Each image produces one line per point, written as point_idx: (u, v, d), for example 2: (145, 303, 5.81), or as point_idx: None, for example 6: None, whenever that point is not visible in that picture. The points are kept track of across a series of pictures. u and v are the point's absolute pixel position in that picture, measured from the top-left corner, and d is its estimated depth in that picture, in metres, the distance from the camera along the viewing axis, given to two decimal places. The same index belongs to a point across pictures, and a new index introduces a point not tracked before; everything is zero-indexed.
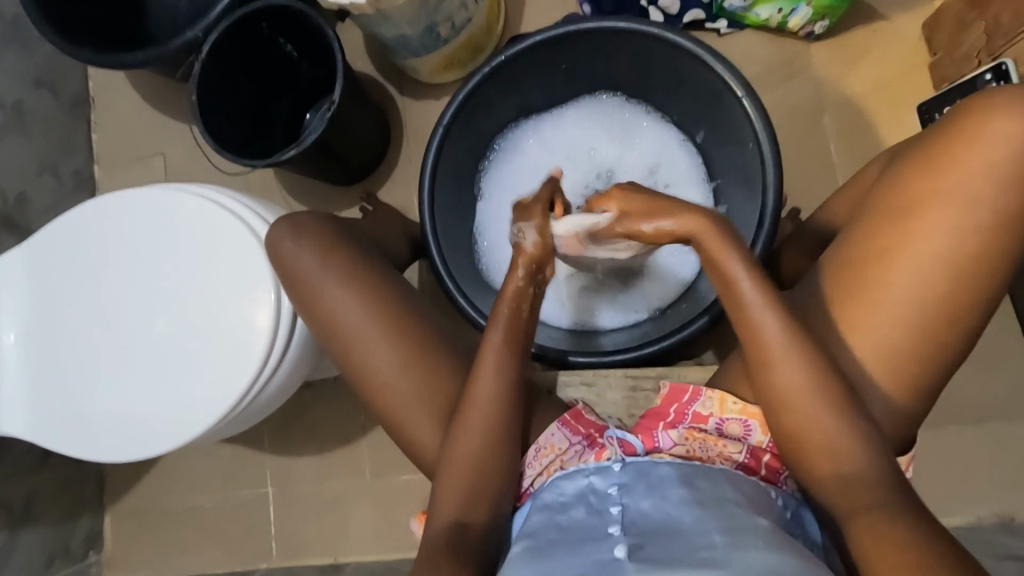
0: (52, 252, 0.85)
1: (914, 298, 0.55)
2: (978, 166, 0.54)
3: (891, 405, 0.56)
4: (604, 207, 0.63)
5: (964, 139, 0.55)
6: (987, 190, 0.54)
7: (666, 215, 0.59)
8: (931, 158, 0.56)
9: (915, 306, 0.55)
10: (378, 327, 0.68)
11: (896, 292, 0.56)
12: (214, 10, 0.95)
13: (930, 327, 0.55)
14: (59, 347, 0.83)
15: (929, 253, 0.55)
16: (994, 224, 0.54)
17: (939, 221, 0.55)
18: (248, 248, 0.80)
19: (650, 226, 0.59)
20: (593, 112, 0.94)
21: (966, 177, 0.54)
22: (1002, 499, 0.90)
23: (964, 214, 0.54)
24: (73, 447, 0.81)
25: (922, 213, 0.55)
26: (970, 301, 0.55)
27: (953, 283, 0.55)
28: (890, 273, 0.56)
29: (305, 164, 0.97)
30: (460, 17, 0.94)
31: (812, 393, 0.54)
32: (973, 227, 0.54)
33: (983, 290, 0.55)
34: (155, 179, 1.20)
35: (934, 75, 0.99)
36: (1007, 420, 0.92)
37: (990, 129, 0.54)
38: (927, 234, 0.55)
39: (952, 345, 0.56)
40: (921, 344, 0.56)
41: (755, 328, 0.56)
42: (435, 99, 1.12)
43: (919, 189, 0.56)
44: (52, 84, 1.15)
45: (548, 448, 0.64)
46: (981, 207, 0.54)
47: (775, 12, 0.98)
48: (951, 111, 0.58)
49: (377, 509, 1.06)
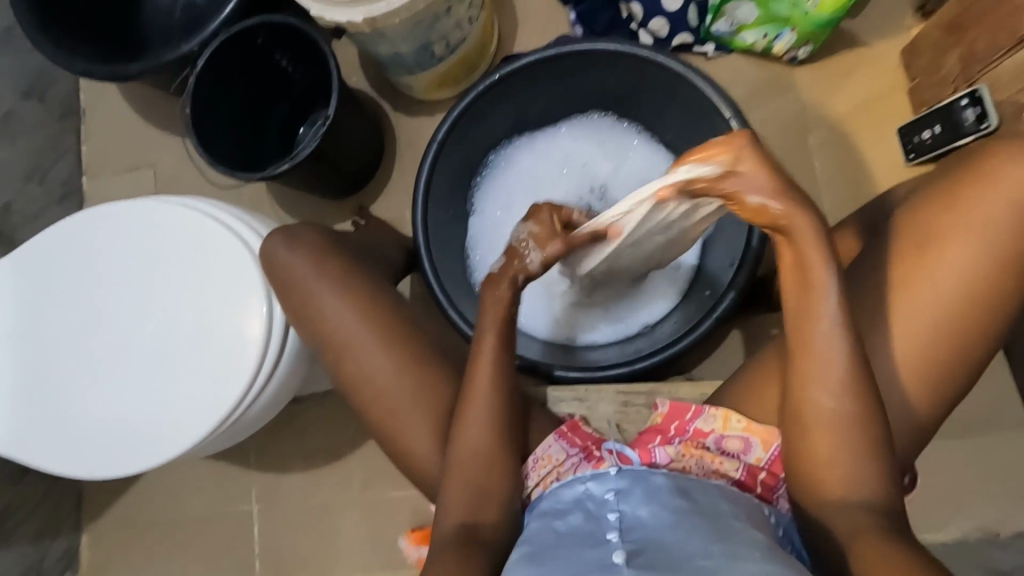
0: (39, 264, 0.84)
1: (926, 326, 0.56)
2: (999, 203, 0.55)
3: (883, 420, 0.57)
4: (714, 159, 0.54)
5: (987, 176, 0.56)
6: (1003, 225, 0.55)
7: (780, 197, 0.54)
8: (953, 194, 0.57)
9: (930, 337, 0.56)
10: (372, 340, 0.68)
11: (912, 323, 0.57)
12: (211, 25, 0.96)
13: (942, 356, 0.56)
14: (43, 360, 0.82)
15: (942, 284, 0.56)
16: (1008, 261, 0.55)
17: (959, 257, 0.56)
18: (240, 260, 0.79)
19: (757, 200, 0.54)
20: (585, 131, 0.97)
21: (986, 212, 0.55)
22: (986, 513, 0.92)
23: (981, 248, 0.55)
24: (54, 461, 0.79)
25: (943, 248, 0.56)
26: (976, 330, 0.56)
27: (964, 314, 0.56)
28: (908, 303, 0.57)
29: (299, 177, 0.97)
30: (454, 36, 0.96)
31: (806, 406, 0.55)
32: (987, 261, 0.55)
33: (992, 321, 0.56)
34: (145, 190, 1.20)
35: (914, 100, 1.03)
36: (990, 435, 0.94)
37: (1012, 170, 0.55)
38: (944, 265, 0.56)
39: (954, 370, 0.57)
40: (926, 368, 0.57)
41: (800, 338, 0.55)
42: (430, 115, 1.13)
43: (940, 224, 0.57)
44: (42, 94, 1.15)
45: (546, 459, 0.65)
46: (998, 245, 0.55)
47: (761, 37, 1.02)
48: (972, 150, 0.59)
49: (365, 526, 1.05)
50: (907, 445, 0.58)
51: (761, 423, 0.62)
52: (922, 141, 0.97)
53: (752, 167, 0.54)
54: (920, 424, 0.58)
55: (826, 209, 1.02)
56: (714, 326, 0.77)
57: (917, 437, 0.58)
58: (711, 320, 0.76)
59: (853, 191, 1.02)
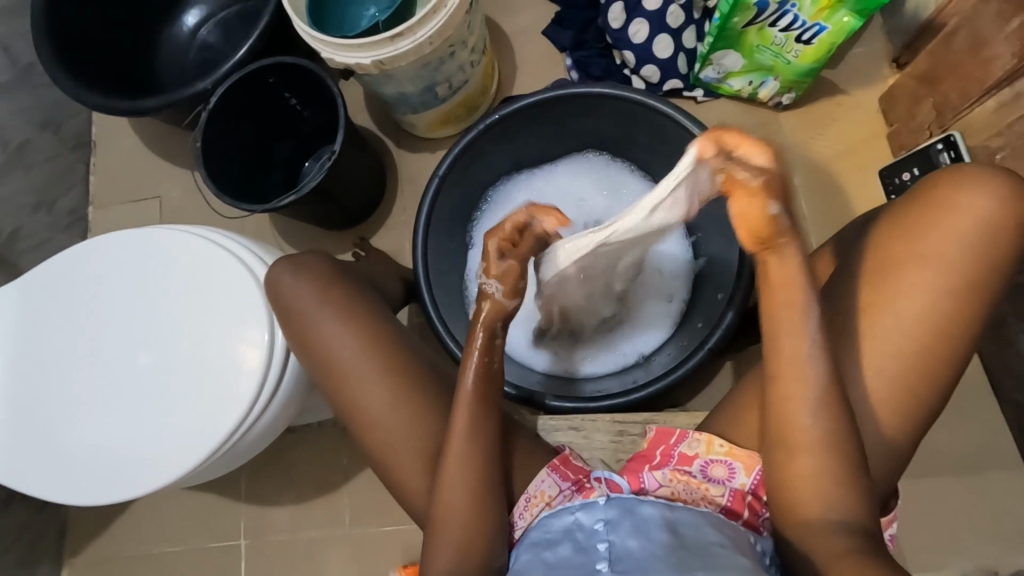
0: (45, 288, 0.85)
1: (893, 353, 0.58)
2: (954, 232, 0.57)
3: (873, 448, 0.58)
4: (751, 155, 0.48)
5: (937, 207, 0.58)
6: (958, 254, 0.57)
7: (790, 214, 0.51)
8: (910, 222, 0.60)
9: (898, 358, 0.58)
10: (370, 366, 0.69)
11: (880, 344, 0.58)
12: (223, 67, 0.99)
13: (914, 379, 0.58)
14: (43, 384, 0.82)
15: (905, 311, 0.58)
16: (965, 284, 0.57)
17: (919, 282, 0.58)
18: (244, 287, 0.81)
19: (777, 208, 0.49)
20: (581, 168, 1.01)
21: (938, 241, 0.58)
22: (980, 551, 0.91)
23: (939, 275, 0.57)
24: (46, 489, 0.78)
25: (902, 272, 0.58)
26: (945, 356, 0.57)
27: (930, 339, 0.57)
28: (874, 326, 0.58)
29: (303, 209, 1.00)
30: (457, 78, 1.01)
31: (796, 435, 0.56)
32: (946, 288, 0.57)
33: (956, 345, 0.58)
34: (149, 219, 1.22)
35: (893, 144, 1.08)
36: (980, 471, 0.94)
37: (961, 199, 0.58)
38: (905, 291, 0.58)
39: (930, 397, 0.58)
40: (900, 393, 0.58)
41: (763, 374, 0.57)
42: (431, 152, 1.18)
43: (897, 249, 0.59)
44: (56, 125, 1.19)
45: (538, 497, 0.65)
46: (955, 268, 0.57)
47: (747, 84, 1.08)
48: (923, 181, 0.62)
49: (354, 561, 1.03)
50: (895, 474, 0.59)
51: (743, 448, 0.62)
52: (902, 183, 1.01)
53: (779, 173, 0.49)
54: (906, 452, 0.59)
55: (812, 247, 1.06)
56: (707, 357, 0.78)
57: (904, 466, 0.59)
58: (704, 351, 0.78)
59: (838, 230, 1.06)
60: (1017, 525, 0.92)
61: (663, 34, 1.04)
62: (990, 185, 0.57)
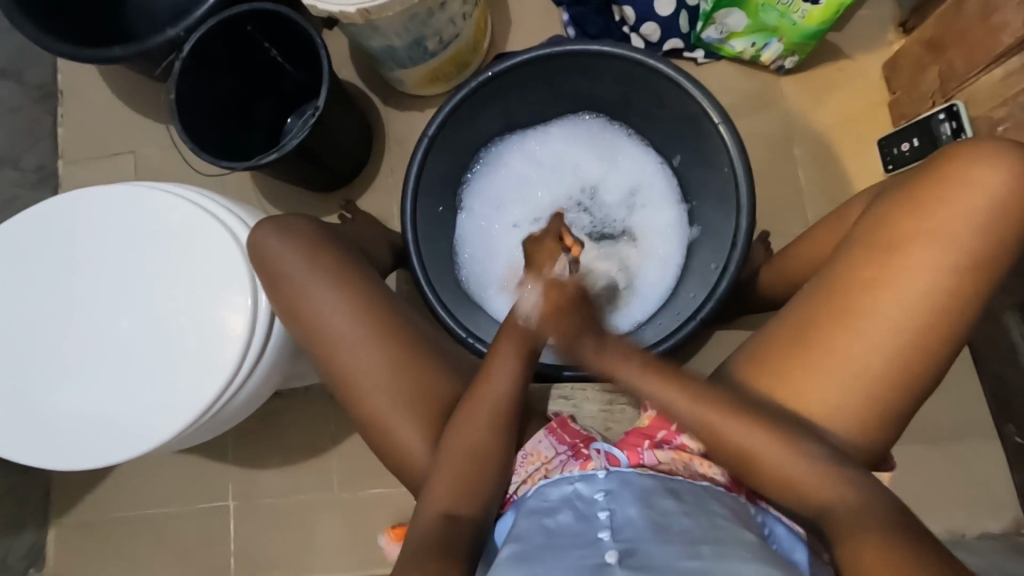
0: (13, 249, 0.81)
1: (895, 329, 0.57)
2: (963, 208, 0.57)
3: (865, 418, 0.58)
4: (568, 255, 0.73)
5: (949, 181, 0.58)
6: (970, 232, 0.57)
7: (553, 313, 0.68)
8: (920, 198, 0.59)
9: (899, 335, 0.57)
10: (358, 333, 0.67)
11: (880, 322, 0.58)
12: (198, 11, 0.94)
13: (913, 354, 0.57)
14: (13, 348, 0.79)
15: (909, 286, 0.57)
16: (972, 261, 0.57)
17: (925, 258, 0.57)
18: (224, 250, 0.78)
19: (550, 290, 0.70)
20: (576, 129, 0.97)
21: (949, 217, 0.57)
22: (952, 516, 0.95)
23: (949, 252, 0.57)
24: (21, 453, 0.76)
25: (911, 249, 0.58)
26: (945, 331, 0.57)
27: (932, 316, 0.57)
28: (877, 304, 0.58)
29: (285, 169, 0.96)
30: (448, 32, 0.95)
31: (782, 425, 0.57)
32: (952, 265, 0.57)
33: (960, 322, 0.57)
34: (124, 177, 1.17)
35: (894, 113, 1.06)
36: (959, 440, 0.97)
37: (973, 176, 0.57)
38: (911, 269, 0.57)
39: (927, 371, 0.58)
40: (899, 367, 0.57)
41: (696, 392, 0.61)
42: (420, 111, 1.13)
43: (907, 227, 0.59)
44: (18, 75, 1.12)
45: (535, 456, 0.65)
46: (964, 245, 0.57)
47: (749, 46, 1.04)
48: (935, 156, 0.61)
49: (343, 522, 1.04)
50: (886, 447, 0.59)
51: None
52: (900, 154, 1.00)
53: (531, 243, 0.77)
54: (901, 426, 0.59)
55: (807, 217, 1.05)
56: (698, 328, 0.78)
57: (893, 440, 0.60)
58: (696, 322, 0.77)
59: (833, 201, 1.05)
60: (988, 491, 0.95)
61: None
62: (1003, 164, 0.57)
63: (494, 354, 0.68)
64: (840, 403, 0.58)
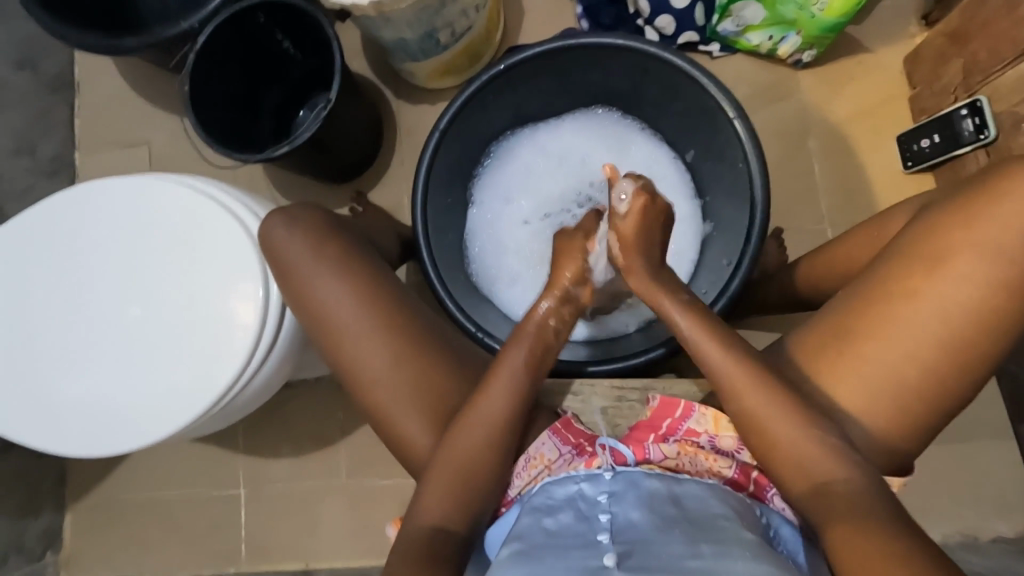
0: (29, 238, 0.82)
1: (926, 340, 0.57)
2: (1012, 222, 0.55)
3: (888, 426, 0.58)
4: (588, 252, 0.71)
5: (1001, 194, 0.56)
6: (1016, 249, 0.55)
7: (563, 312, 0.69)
8: (968, 209, 0.57)
9: (930, 348, 0.57)
10: (367, 325, 0.67)
11: (913, 333, 0.57)
12: (211, 3, 0.94)
13: (942, 368, 0.57)
14: (29, 335, 0.80)
15: (946, 299, 0.56)
16: (1015, 279, 0.55)
17: (967, 272, 0.56)
18: (235, 241, 0.78)
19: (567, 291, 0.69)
20: (590, 123, 0.96)
21: (997, 232, 0.56)
22: (965, 518, 0.93)
23: (992, 267, 0.56)
24: (36, 437, 0.77)
25: (953, 261, 0.57)
26: (978, 348, 0.56)
27: (966, 330, 0.56)
28: (911, 315, 0.57)
29: (296, 161, 0.96)
30: (460, 24, 0.95)
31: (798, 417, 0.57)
32: (994, 280, 0.56)
33: (993, 339, 0.56)
34: (138, 167, 1.18)
35: (914, 108, 1.03)
36: (974, 442, 0.95)
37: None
38: (953, 282, 0.56)
39: (954, 386, 0.57)
40: (927, 379, 0.57)
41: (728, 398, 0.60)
42: (431, 104, 1.13)
43: (952, 238, 0.57)
44: (34, 65, 1.13)
45: (538, 459, 0.65)
46: (1009, 261, 0.55)
47: (766, 38, 1.02)
48: (989, 168, 0.59)
49: (351, 511, 1.05)
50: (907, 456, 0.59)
51: None
52: (920, 150, 0.99)
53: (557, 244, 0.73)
54: (919, 433, 0.58)
55: (822, 213, 1.03)
56: None
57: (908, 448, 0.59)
58: None
59: (849, 197, 1.03)
60: (1002, 493, 0.94)
61: None
62: None
63: (498, 365, 0.65)
64: (864, 411, 0.58)
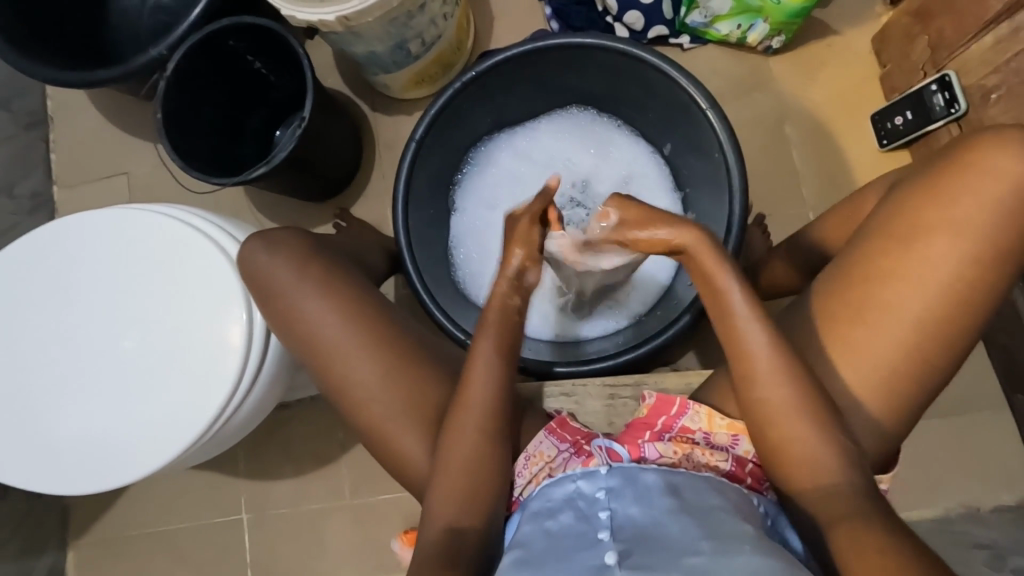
0: (9, 278, 0.82)
1: (909, 320, 0.57)
2: (981, 196, 0.56)
3: (880, 409, 0.58)
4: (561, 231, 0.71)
5: (966, 170, 0.57)
6: (987, 223, 0.56)
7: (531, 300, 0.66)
8: (937, 184, 0.58)
9: (914, 328, 0.57)
10: (355, 341, 0.67)
11: (895, 313, 0.57)
12: (179, 29, 0.94)
13: (927, 349, 0.57)
14: (14, 375, 0.79)
15: (923, 278, 0.57)
16: (990, 253, 0.56)
17: (943, 249, 0.56)
18: (217, 266, 0.78)
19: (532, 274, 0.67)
20: (566, 124, 0.96)
21: (970, 207, 0.56)
22: (966, 491, 0.94)
23: (965, 243, 0.56)
24: (28, 479, 0.76)
25: (927, 239, 0.57)
26: (959, 325, 0.57)
27: (947, 306, 0.56)
28: (893, 296, 0.57)
29: (276, 181, 0.96)
30: (430, 33, 0.95)
31: (796, 392, 0.56)
32: (969, 255, 0.56)
33: (970, 315, 0.57)
34: (117, 198, 1.17)
35: (886, 86, 1.04)
36: (970, 414, 0.96)
37: (990, 163, 0.56)
38: (930, 260, 0.57)
39: (939, 364, 0.57)
40: (914, 359, 0.57)
41: (755, 395, 0.58)
42: (407, 115, 1.12)
43: (925, 216, 0.58)
44: (6, 103, 1.12)
45: (538, 456, 0.65)
46: (981, 236, 0.56)
47: (735, 28, 1.03)
48: (952, 143, 0.60)
49: (356, 528, 1.04)
50: (898, 438, 0.60)
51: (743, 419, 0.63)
52: (895, 128, 0.99)
53: (623, 206, 0.65)
54: (910, 414, 0.59)
55: (803, 197, 1.04)
56: (697, 317, 0.77)
57: (901, 431, 0.59)
58: (693, 310, 0.77)
59: (829, 179, 1.04)
60: (1001, 462, 0.94)
61: None
62: (1019, 148, 0.56)
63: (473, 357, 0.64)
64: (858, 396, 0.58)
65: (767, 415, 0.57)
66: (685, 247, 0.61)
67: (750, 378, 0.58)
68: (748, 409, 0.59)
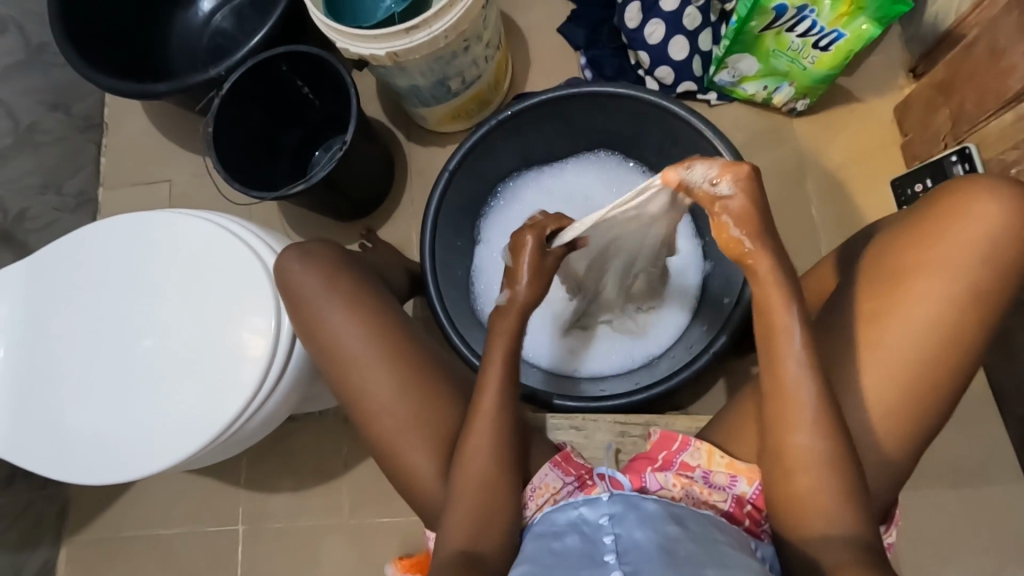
0: (52, 269, 0.85)
1: (900, 360, 0.58)
2: (963, 240, 0.57)
3: (886, 463, 0.58)
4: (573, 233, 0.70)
5: (950, 215, 0.58)
6: (971, 265, 0.57)
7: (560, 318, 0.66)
8: (922, 228, 0.59)
9: (909, 372, 0.57)
10: (375, 354, 0.69)
11: (884, 354, 0.58)
12: (238, 52, 1.00)
13: (917, 390, 0.57)
14: (44, 364, 0.82)
15: (910, 318, 0.58)
16: (975, 296, 0.57)
17: (928, 289, 0.57)
18: (248, 273, 0.81)
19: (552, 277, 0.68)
20: (593, 166, 1.00)
21: (954, 251, 0.57)
22: (979, 568, 0.91)
23: (952, 286, 0.57)
24: (44, 465, 0.79)
25: (911, 280, 0.58)
26: (951, 370, 0.57)
27: (937, 350, 0.57)
28: (882, 336, 0.58)
29: (310, 199, 1.00)
30: (471, 72, 1.00)
31: (814, 443, 0.55)
32: (955, 297, 0.57)
33: (963, 361, 0.57)
34: (158, 203, 1.22)
35: (906, 154, 1.07)
36: (985, 488, 0.94)
37: (974, 208, 0.57)
38: (914, 301, 0.58)
39: (933, 408, 0.58)
40: (907, 402, 0.57)
41: (777, 440, 0.57)
42: (440, 146, 1.18)
43: (910, 258, 0.59)
44: (67, 107, 1.19)
45: (543, 488, 0.65)
46: (967, 278, 0.57)
47: (761, 88, 1.07)
48: (936, 189, 0.62)
49: (351, 549, 1.03)
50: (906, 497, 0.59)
51: (745, 461, 0.62)
52: (914, 194, 1.01)
53: (749, 197, 0.55)
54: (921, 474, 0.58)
55: (820, 253, 1.05)
56: (712, 361, 0.78)
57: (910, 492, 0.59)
58: (709, 354, 0.77)
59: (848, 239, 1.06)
60: (1016, 541, 0.91)
61: (678, 35, 1.03)
62: (1002, 194, 0.57)
63: (484, 380, 0.65)
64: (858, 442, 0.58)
65: (786, 463, 0.56)
66: (757, 270, 0.56)
67: (782, 424, 0.56)
68: (767, 453, 0.58)
